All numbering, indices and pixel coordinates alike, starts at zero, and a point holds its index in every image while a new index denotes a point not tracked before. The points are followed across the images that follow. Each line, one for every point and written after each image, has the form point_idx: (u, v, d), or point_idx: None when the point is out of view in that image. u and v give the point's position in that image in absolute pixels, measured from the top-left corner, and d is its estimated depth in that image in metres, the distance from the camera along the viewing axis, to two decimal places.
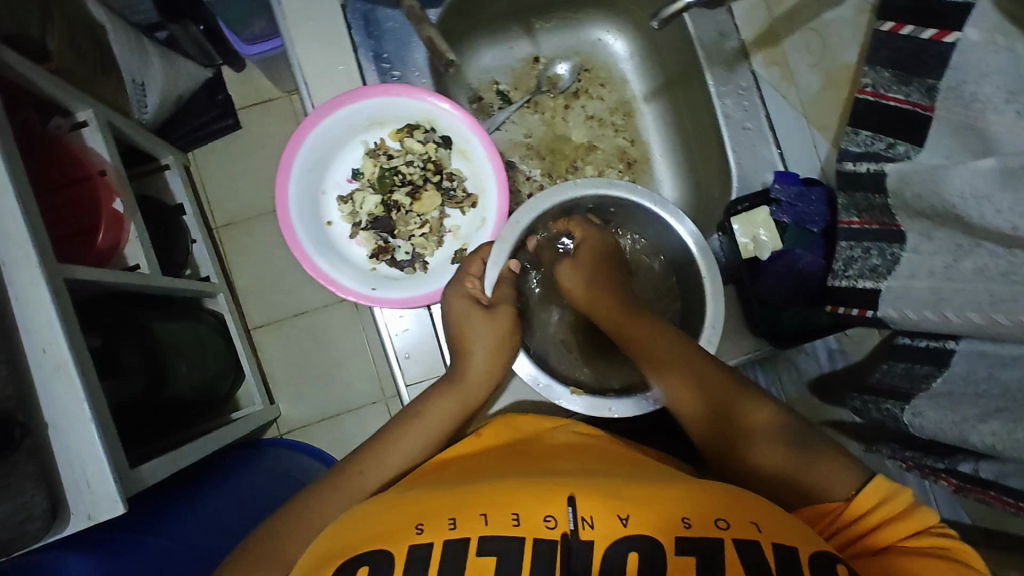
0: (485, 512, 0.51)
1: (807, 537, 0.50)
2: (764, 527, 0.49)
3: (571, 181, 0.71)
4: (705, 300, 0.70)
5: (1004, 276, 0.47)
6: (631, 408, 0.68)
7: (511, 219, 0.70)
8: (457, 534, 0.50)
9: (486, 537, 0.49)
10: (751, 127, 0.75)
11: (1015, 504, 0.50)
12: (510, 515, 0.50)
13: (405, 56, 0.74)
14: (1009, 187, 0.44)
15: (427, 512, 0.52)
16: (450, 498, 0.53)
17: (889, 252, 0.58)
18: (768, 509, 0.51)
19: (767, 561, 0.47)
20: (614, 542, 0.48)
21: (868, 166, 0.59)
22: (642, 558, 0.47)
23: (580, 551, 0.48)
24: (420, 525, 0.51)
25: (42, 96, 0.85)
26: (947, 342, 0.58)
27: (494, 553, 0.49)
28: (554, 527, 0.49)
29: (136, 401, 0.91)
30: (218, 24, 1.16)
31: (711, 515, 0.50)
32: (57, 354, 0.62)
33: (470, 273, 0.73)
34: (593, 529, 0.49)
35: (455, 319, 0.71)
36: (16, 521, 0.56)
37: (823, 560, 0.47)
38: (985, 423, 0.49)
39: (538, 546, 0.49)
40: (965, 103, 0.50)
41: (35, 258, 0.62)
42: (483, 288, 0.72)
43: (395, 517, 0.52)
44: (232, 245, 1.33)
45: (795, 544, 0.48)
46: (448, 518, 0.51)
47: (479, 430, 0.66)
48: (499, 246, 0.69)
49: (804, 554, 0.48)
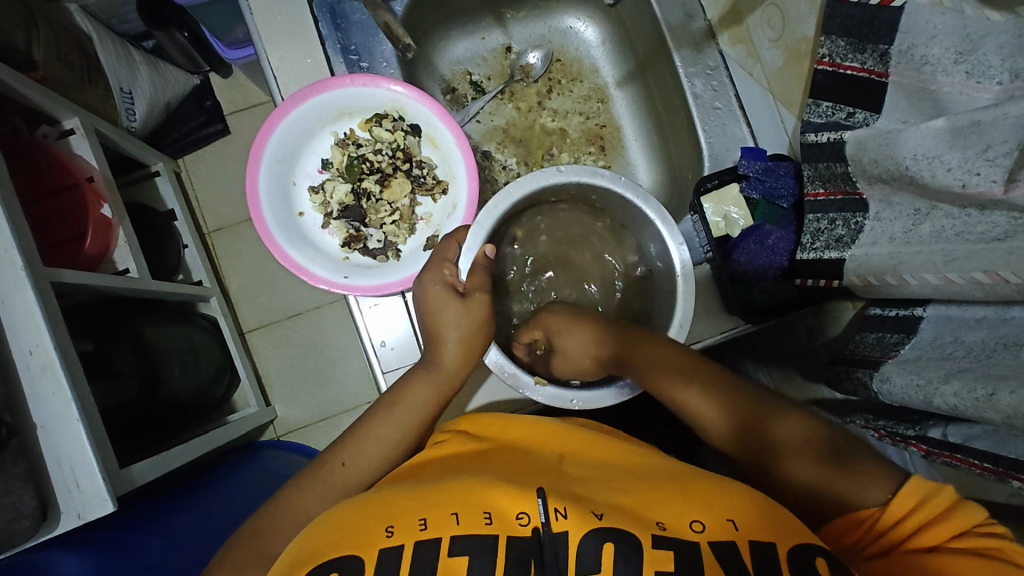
0: (457, 510, 0.48)
1: (793, 533, 0.47)
2: (742, 524, 0.47)
3: (553, 167, 0.70)
4: (676, 293, 0.70)
5: (959, 237, 0.46)
6: (591, 401, 0.68)
7: (485, 207, 0.69)
8: (429, 534, 0.47)
9: (459, 536, 0.47)
10: (720, 107, 0.77)
11: (983, 465, 0.48)
12: (482, 514, 0.48)
13: (371, 47, 0.77)
14: (956, 145, 0.44)
15: (396, 512, 0.49)
16: (419, 496, 0.50)
17: (853, 221, 0.58)
18: (753, 509, 0.48)
19: (744, 560, 0.45)
20: (587, 535, 0.46)
21: (829, 135, 0.59)
22: (618, 551, 0.45)
23: (554, 545, 0.46)
24: (390, 527, 0.48)
25: (27, 105, 0.86)
26: (915, 309, 0.58)
27: (466, 552, 0.46)
28: (527, 523, 0.48)
29: (128, 405, 0.91)
30: (201, 30, 1.17)
31: (685, 517, 0.48)
32: (44, 354, 0.66)
33: (447, 260, 0.72)
34: (566, 521, 0.47)
35: (431, 307, 0.70)
36: (5, 522, 0.60)
37: (805, 556, 0.45)
38: (947, 385, 0.48)
39: (512, 544, 0.47)
40: (917, 66, 0.51)
41: (19, 263, 0.66)
42: (458, 275, 0.71)
43: (362, 520, 0.49)
44: (224, 249, 1.34)
45: (772, 541, 0.46)
46: (419, 519, 0.48)
47: (443, 438, 0.61)
48: (475, 231, 0.69)
49: (783, 550, 0.45)
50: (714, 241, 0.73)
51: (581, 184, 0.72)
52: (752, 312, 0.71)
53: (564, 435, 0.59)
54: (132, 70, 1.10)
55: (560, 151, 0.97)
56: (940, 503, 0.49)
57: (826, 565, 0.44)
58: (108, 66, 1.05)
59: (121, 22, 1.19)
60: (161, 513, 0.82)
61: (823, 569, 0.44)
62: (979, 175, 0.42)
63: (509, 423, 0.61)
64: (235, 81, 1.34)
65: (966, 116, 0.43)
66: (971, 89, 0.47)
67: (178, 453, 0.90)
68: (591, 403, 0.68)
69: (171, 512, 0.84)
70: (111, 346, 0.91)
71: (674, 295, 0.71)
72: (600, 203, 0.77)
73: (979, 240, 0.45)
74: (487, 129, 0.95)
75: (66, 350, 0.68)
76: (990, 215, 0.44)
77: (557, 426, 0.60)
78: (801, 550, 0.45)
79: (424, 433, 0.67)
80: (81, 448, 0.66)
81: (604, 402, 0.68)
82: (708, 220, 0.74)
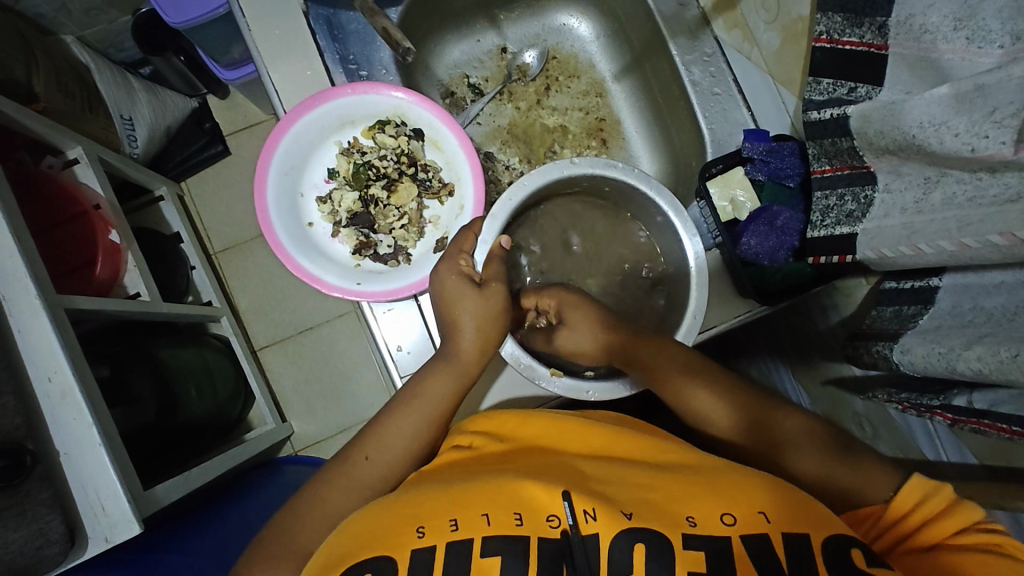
0: (488, 511, 0.48)
1: (824, 527, 0.46)
2: (774, 517, 0.47)
3: (569, 159, 0.72)
4: (688, 293, 0.71)
5: (972, 202, 0.47)
6: (604, 392, 0.69)
7: (500, 199, 0.71)
8: (461, 535, 0.47)
9: (490, 536, 0.47)
10: (720, 92, 0.77)
11: (1011, 429, 0.48)
12: (513, 514, 0.48)
13: (370, 55, 0.78)
14: (962, 111, 0.44)
15: (427, 513, 0.49)
16: (449, 497, 0.50)
17: (862, 196, 0.58)
18: (778, 497, 0.48)
19: (778, 560, 0.44)
20: (618, 536, 0.46)
21: (833, 111, 0.59)
22: (649, 552, 0.45)
23: (584, 547, 0.46)
24: (421, 528, 0.48)
25: (32, 137, 0.87)
26: (931, 280, 0.58)
27: (498, 553, 0.46)
28: (556, 525, 0.47)
29: (148, 428, 0.92)
30: (197, 53, 1.18)
31: (716, 511, 0.47)
32: (63, 380, 0.66)
33: (463, 251, 0.71)
34: (597, 522, 0.47)
35: (447, 299, 0.70)
36: (34, 548, 0.60)
37: (837, 546, 0.45)
38: (970, 350, 0.48)
39: (543, 545, 0.47)
40: (916, 35, 0.51)
41: (34, 291, 0.67)
42: (475, 265, 0.71)
43: (393, 523, 0.49)
44: (232, 269, 1.35)
45: (807, 533, 0.45)
46: (449, 519, 0.48)
47: (468, 441, 0.61)
48: (490, 222, 0.71)
49: (817, 541, 0.45)
50: (723, 226, 0.73)
51: (595, 176, 0.73)
52: (766, 294, 0.71)
53: (593, 431, 0.59)
54: (131, 97, 1.12)
55: (562, 147, 0.98)
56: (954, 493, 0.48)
57: (861, 557, 0.44)
58: (107, 96, 1.06)
59: (118, 50, 1.20)
60: (186, 534, 0.82)
61: (858, 560, 0.44)
62: (987, 138, 0.42)
63: (527, 420, 0.61)
64: (233, 101, 1.36)
65: (970, 80, 0.43)
66: (971, 54, 0.47)
67: (199, 472, 0.90)
68: (605, 395, 0.69)
69: (195, 532, 0.84)
70: (129, 370, 0.92)
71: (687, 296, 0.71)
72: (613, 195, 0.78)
73: (992, 203, 0.45)
74: (489, 130, 0.96)
75: (84, 375, 0.68)
76: (1001, 176, 0.44)
77: (581, 423, 0.60)
78: (834, 543, 0.45)
79: (445, 422, 0.66)
80: (105, 471, 0.66)
81: (617, 394, 0.70)
82: (716, 205, 0.74)
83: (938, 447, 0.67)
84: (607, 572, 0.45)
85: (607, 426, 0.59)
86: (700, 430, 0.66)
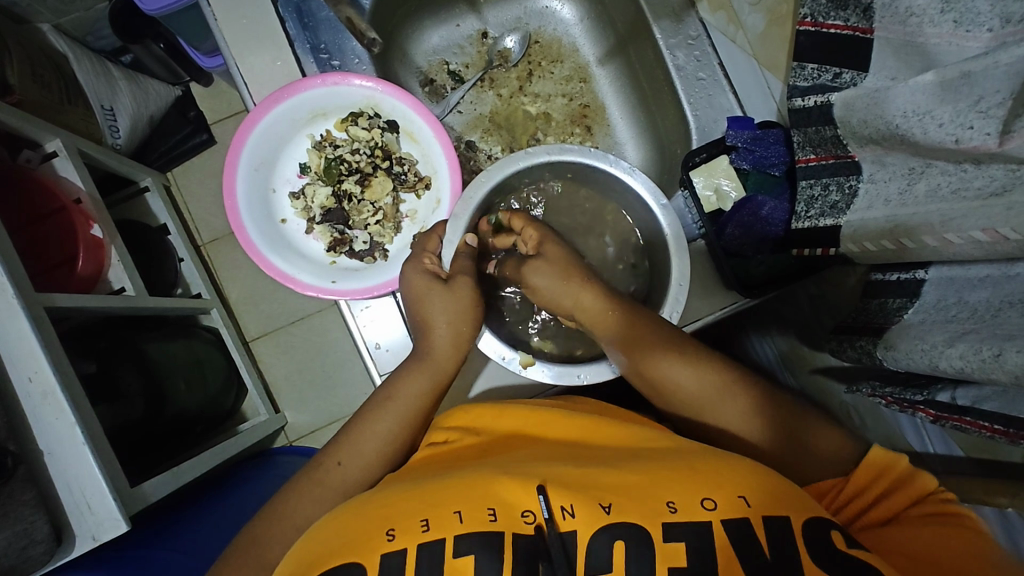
0: (460, 509, 0.47)
1: (804, 507, 0.45)
2: (754, 501, 0.45)
3: (523, 151, 0.69)
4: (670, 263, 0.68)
5: (956, 195, 0.44)
6: (597, 373, 0.67)
7: (462, 196, 0.69)
8: (432, 536, 0.46)
9: (462, 535, 0.45)
10: (705, 77, 0.75)
11: (993, 427, 0.47)
12: (486, 510, 0.47)
13: (341, 44, 0.75)
14: (947, 99, 0.42)
15: (396, 515, 0.48)
16: (418, 496, 0.49)
17: (847, 185, 0.56)
18: (763, 485, 0.46)
19: (760, 545, 0.43)
20: (597, 533, 0.45)
21: (815, 99, 0.58)
22: (629, 550, 0.44)
23: (561, 543, 0.45)
24: (391, 530, 0.46)
25: (8, 131, 0.84)
26: (916, 272, 0.56)
27: (472, 551, 0.45)
28: (532, 521, 0.46)
29: (136, 422, 0.90)
30: (177, 41, 1.16)
31: (696, 496, 0.46)
32: (44, 380, 0.65)
33: (427, 250, 0.72)
34: (574, 519, 0.46)
35: (417, 296, 0.69)
36: (20, 549, 0.59)
37: (818, 530, 0.44)
38: (953, 347, 0.47)
39: (518, 542, 0.45)
40: (901, 18, 0.50)
41: (10, 290, 0.65)
42: (441, 264, 0.71)
43: (366, 523, 0.48)
44: (219, 260, 1.33)
45: (786, 515, 0.44)
46: (420, 520, 0.47)
47: (444, 437, 0.60)
48: (453, 223, 0.69)
49: (797, 524, 0.44)
50: (706, 217, 0.71)
51: (552, 163, 0.70)
52: (751, 286, 0.69)
53: (572, 421, 0.57)
54: (111, 87, 1.09)
55: (545, 135, 0.95)
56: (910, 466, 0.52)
57: (842, 539, 0.43)
58: (86, 84, 1.04)
59: (97, 38, 1.17)
60: (177, 528, 0.82)
61: (839, 543, 0.43)
62: (972, 128, 0.40)
63: (503, 412, 0.60)
64: (216, 89, 1.33)
65: (957, 67, 0.42)
66: (959, 37, 0.45)
67: (188, 467, 0.89)
68: (598, 377, 0.67)
69: (187, 527, 0.83)
70: (115, 367, 0.90)
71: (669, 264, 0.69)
72: (579, 181, 0.76)
73: (977, 197, 0.42)
74: (470, 119, 0.94)
75: (66, 374, 0.67)
76: (987, 168, 0.42)
77: (556, 411, 0.59)
78: (813, 524, 0.44)
79: (420, 424, 0.65)
80: (91, 471, 0.65)
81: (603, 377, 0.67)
82: (699, 194, 0.72)
83: (924, 439, 0.67)
84: (585, 567, 0.44)
85: (584, 414, 0.58)
86: (690, 404, 0.62)
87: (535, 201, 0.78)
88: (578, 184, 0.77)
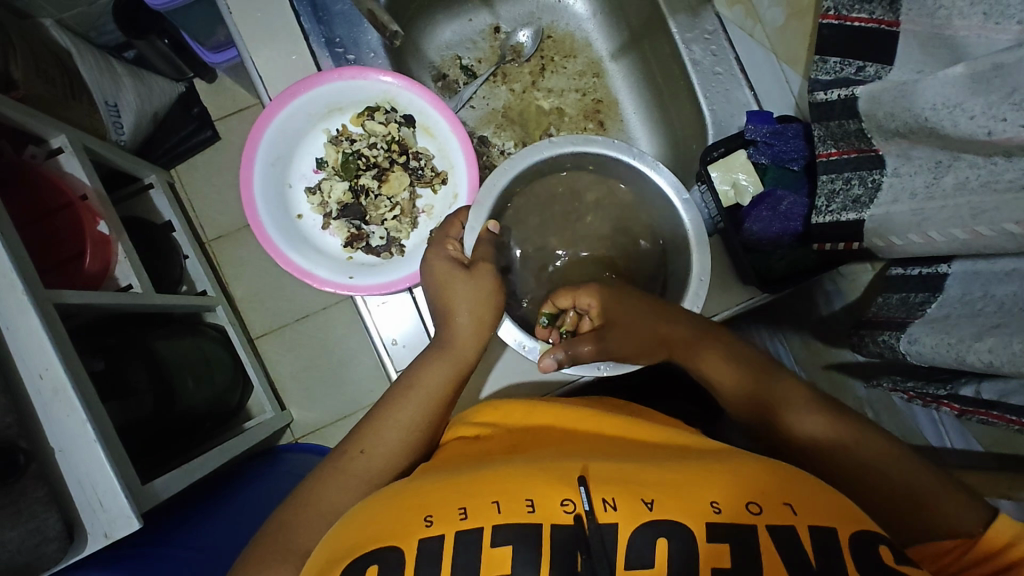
0: (498, 498, 0.47)
1: (847, 517, 0.45)
2: (800, 509, 0.44)
3: (547, 139, 0.69)
4: (690, 256, 0.68)
5: (985, 187, 0.45)
6: (618, 367, 0.68)
7: (485, 183, 0.69)
8: (470, 524, 0.46)
9: (500, 525, 0.45)
10: (722, 72, 0.75)
11: (1019, 421, 0.48)
12: (524, 501, 0.46)
13: (357, 37, 0.75)
14: (978, 91, 0.42)
15: (435, 503, 0.47)
16: (458, 486, 0.48)
17: (870, 179, 0.55)
18: (806, 489, 0.46)
19: (805, 554, 0.42)
20: (640, 528, 0.44)
21: (840, 92, 0.57)
22: (671, 546, 0.43)
23: (601, 535, 0.44)
24: (429, 517, 0.46)
25: (12, 127, 0.83)
26: (939, 266, 0.56)
27: (510, 541, 0.45)
28: (571, 510, 0.45)
29: (146, 420, 0.90)
30: (182, 37, 1.15)
31: (741, 499, 0.45)
32: (55, 376, 0.64)
33: (450, 236, 0.72)
34: (616, 512, 0.45)
35: (439, 283, 0.68)
36: (32, 546, 0.59)
37: (864, 540, 0.43)
38: (981, 341, 0.47)
39: (556, 534, 0.45)
40: (930, 11, 0.49)
41: (20, 286, 0.64)
42: (463, 249, 0.71)
43: (400, 513, 0.47)
44: (226, 257, 1.32)
45: (833, 527, 0.44)
46: (458, 508, 0.47)
47: (480, 432, 0.60)
48: (476, 209, 0.70)
49: (843, 535, 0.43)
50: (724, 211, 0.71)
51: (577, 153, 0.70)
52: (769, 281, 0.69)
53: (607, 420, 0.57)
54: (116, 82, 1.08)
55: (558, 130, 0.95)
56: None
57: (890, 553, 0.43)
58: (91, 82, 1.02)
59: (101, 34, 1.16)
60: (188, 525, 0.82)
61: (886, 556, 0.42)
62: (1005, 121, 0.40)
63: (533, 408, 0.60)
64: (220, 85, 1.32)
65: (988, 59, 0.41)
66: (988, 30, 0.45)
67: (198, 464, 0.89)
68: (618, 370, 0.68)
69: (199, 524, 0.83)
70: (124, 363, 0.89)
71: (688, 258, 0.69)
72: (598, 174, 0.76)
73: (1007, 190, 0.43)
74: (483, 114, 0.93)
75: (77, 371, 0.66)
76: (1018, 162, 0.42)
77: (591, 410, 0.59)
78: (861, 538, 0.43)
79: (441, 414, 0.64)
80: (101, 468, 0.65)
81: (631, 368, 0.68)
82: (717, 189, 0.72)
83: (941, 434, 0.68)
84: (624, 565, 0.43)
85: (622, 415, 0.58)
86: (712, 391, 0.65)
87: (552, 195, 0.78)
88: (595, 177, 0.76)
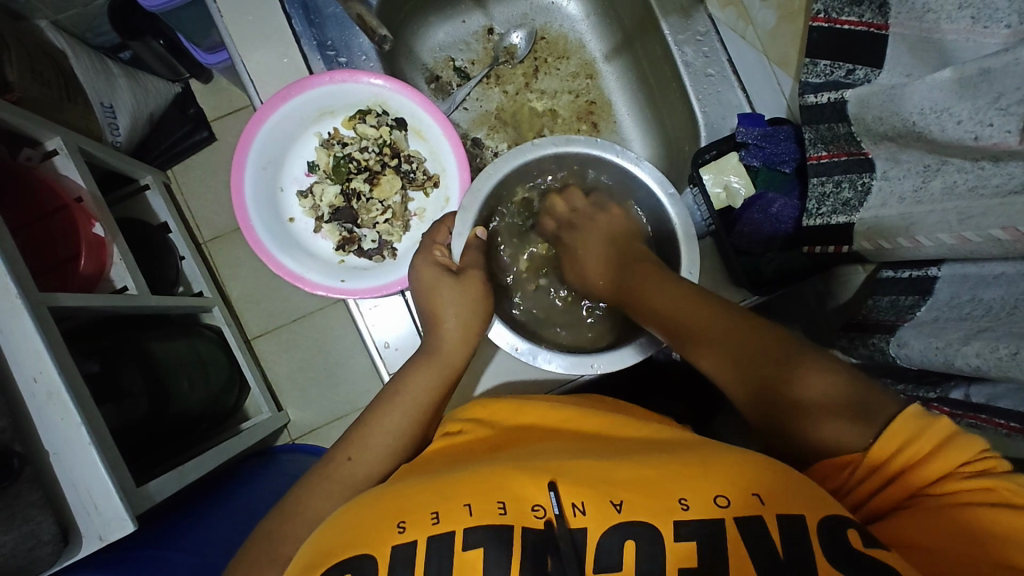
0: (470, 501, 0.47)
1: (819, 502, 0.44)
2: (769, 498, 0.44)
3: (531, 141, 0.69)
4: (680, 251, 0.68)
5: (972, 192, 0.45)
6: (612, 363, 0.67)
7: (471, 188, 0.69)
8: (442, 528, 0.46)
9: (471, 528, 0.45)
10: (713, 73, 0.74)
11: (1008, 425, 0.47)
12: (496, 503, 0.47)
13: (349, 41, 0.74)
14: (965, 95, 0.42)
15: (408, 507, 0.47)
16: (432, 489, 0.49)
17: (859, 183, 0.56)
18: (775, 476, 0.46)
19: (774, 546, 0.42)
20: (609, 530, 0.45)
21: (829, 95, 0.57)
22: (640, 548, 0.44)
23: (571, 538, 0.45)
24: (402, 523, 0.47)
25: (8, 129, 0.83)
26: (929, 270, 0.56)
27: (480, 544, 0.45)
28: (541, 516, 0.46)
29: (142, 421, 0.89)
30: (178, 38, 1.15)
31: (708, 493, 0.45)
32: (49, 380, 0.64)
33: (437, 242, 0.72)
34: (585, 516, 0.45)
35: (426, 287, 0.69)
36: (27, 549, 0.59)
37: (835, 526, 0.42)
38: (968, 346, 0.47)
39: (527, 536, 0.45)
40: (919, 14, 0.50)
41: (14, 290, 0.64)
42: (452, 255, 0.71)
43: (374, 517, 0.48)
44: (222, 258, 1.32)
45: (802, 514, 0.43)
46: (431, 512, 0.47)
47: (463, 427, 0.60)
48: (463, 214, 0.68)
49: (812, 520, 0.43)
50: (715, 214, 0.71)
51: (559, 154, 0.70)
52: (760, 283, 0.69)
53: (590, 416, 0.57)
54: (111, 83, 1.08)
55: (552, 131, 0.95)
56: (941, 437, 0.44)
57: (859, 538, 0.42)
58: (85, 82, 1.02)
59: (96, 35, 1.16)
60: (183, 527, 0.82)
61: (856, 542, 0.42)
62: (992, 126, 0.40)
63: (521, 407, 0.60)
64: (216, 86, 1.32)
65: (975, 64, 0.42)
66: (976, 33, 0.45)
67: (193, 465, 0.89)
68: (612, 366, 0.67)
69: (193, 525, 0.83)
70: (119, 365, 0.89)
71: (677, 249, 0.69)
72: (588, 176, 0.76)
73: (994, 195, 0.44)
74: (476, 116, 0.93)
75: (71, 374, 0.66)
76: (1004, 167, 0.42)
77: (574, 407, 0.59)
78: (830, 522, 0.43)
79: (429, 419, 0.64)
80: (96, 470, 0.65)
81: (625, 362, 0.67)
82: (708, 192, 0.72)
83: None
84: (593, 565, 0.44)
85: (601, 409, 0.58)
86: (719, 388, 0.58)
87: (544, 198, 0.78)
88: (586, 179, 0.77)
